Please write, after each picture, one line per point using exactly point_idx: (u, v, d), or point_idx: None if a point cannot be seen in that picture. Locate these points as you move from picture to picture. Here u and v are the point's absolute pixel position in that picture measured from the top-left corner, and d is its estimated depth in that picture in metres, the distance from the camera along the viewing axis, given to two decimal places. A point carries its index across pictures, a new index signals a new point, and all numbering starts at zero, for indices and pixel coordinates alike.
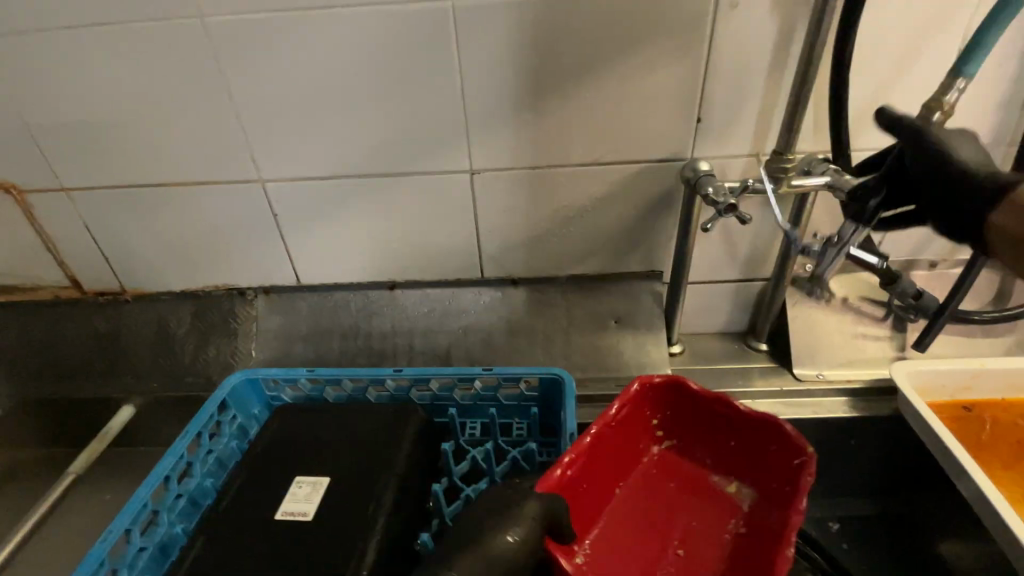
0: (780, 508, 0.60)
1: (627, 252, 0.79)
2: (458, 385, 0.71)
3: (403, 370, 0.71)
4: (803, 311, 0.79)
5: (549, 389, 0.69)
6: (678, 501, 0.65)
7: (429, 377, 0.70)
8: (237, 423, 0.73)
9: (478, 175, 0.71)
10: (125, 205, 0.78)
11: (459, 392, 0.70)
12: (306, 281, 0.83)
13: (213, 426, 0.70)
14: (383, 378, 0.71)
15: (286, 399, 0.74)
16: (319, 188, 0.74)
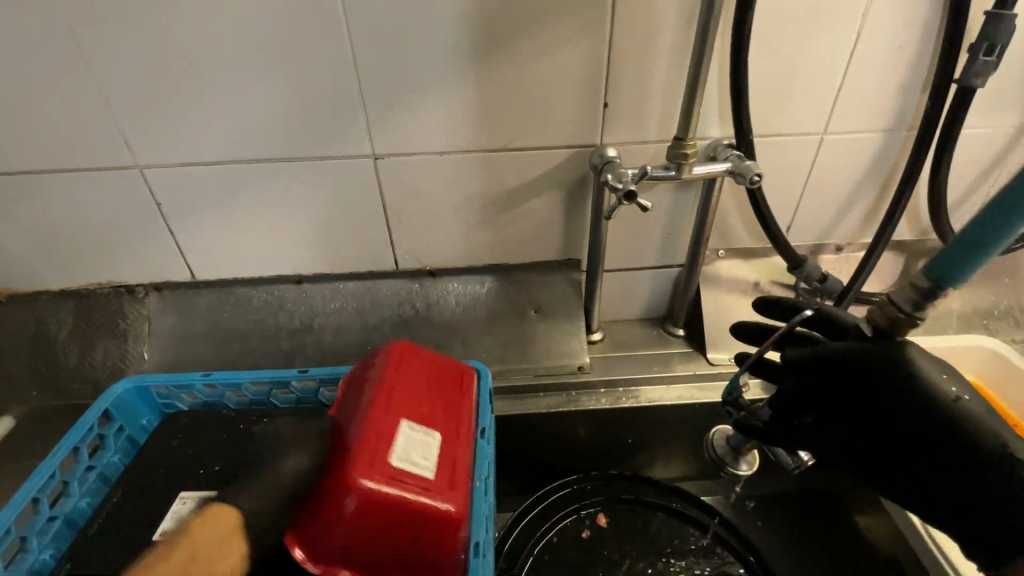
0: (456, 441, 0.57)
1: (544, 240, 0.77)
2: (274, 389, 0.69)
3: (214, 375, 0.69)
4: (717, 296, 0.80)
5: None
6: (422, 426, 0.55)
7: (240, 381, 0.68)
8: (125, 435, 0.67)
9: (381, 160, 0.67)
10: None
11: (276, 396, 0.69)
12: (203, 277, 0.78)
13: (94, 440, 0.64)
14: (192, 384, 0.69)
15: (182, 406, 0.70)
16: (208, 174, 0.68)
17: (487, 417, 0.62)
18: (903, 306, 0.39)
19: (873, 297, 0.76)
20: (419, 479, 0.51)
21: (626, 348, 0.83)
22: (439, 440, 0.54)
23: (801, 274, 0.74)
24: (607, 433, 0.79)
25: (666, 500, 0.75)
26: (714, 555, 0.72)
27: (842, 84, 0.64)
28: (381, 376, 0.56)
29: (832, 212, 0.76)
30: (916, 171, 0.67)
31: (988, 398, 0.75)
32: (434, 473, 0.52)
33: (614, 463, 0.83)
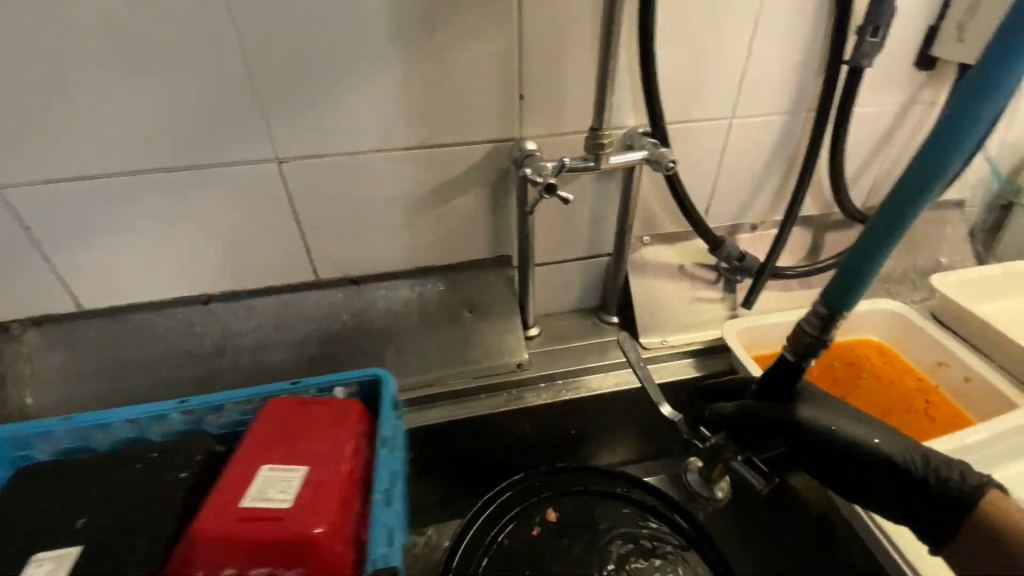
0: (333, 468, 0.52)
1: (472, 239, 0.75)
2: (154, 424, 0.60)
3: (76, 417, 0.58)
4: (646, 282, 0.81)
5: (368, 392, 0.64)
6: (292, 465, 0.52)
7: (111, 420, 0.58)
8: None
9: (287, 164, 0.62)
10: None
11: (157, 432, 0.60)
12: (92, 305, 0.69)
13: None
14: (50, 430, 0.57)
15: (42, 457, 0.58)
16: (83, 189, 0.60)
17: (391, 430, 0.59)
18: (809, 326, 0.41)
19: (788, 271, 0.81)
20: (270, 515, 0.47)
21: (563, 340, 0.83)
22: (304, 471, 0.51)
23: (721, 254, 0.77)
24: (550, 427, 0.79)
25: (614, 487, 0.76)
26: (662, 534, 0.73)
27: (746, 70, 0.67)
28: (251, 431, 0.56)
29: (745, 193, 0.79)
30: (816, 150, 0.71)
31: (891, 356, 0.79)
32: (290, 504, 0.48)
33: (560, 456, 0.83)
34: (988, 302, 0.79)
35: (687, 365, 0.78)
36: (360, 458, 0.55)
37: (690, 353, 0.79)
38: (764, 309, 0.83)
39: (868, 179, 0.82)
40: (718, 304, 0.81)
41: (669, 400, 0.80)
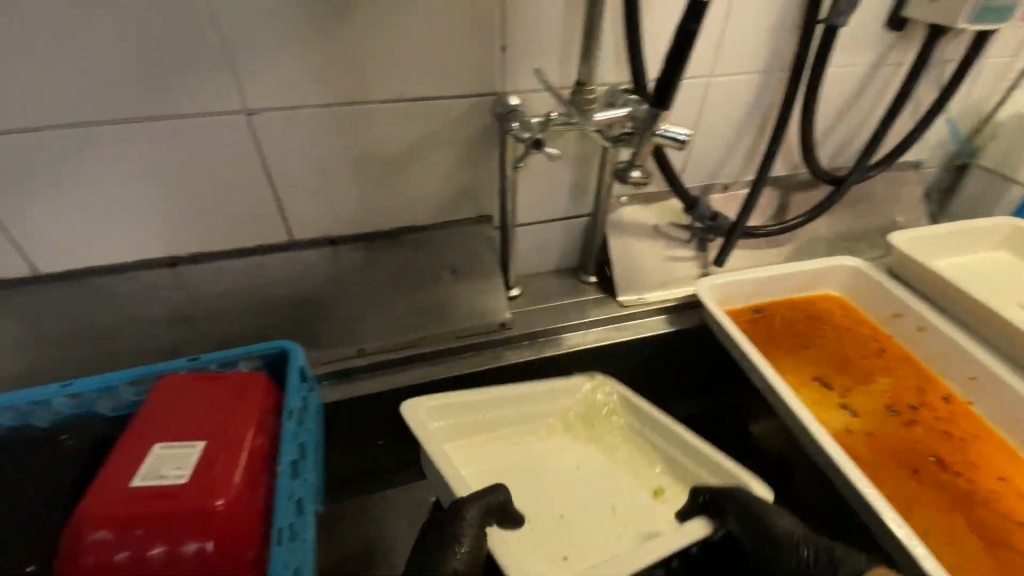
0: (244, 446, 0.49)
1: (452, 197, 0.74)
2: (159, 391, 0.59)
3: (75, 384, 0.57)
4: (624, 242, 0.82)
5: (275, 365, 0.62)
6: (225, 438, 0.49)
7: (114, 384, 0.58)
8: None
9: (257, 117, 0.59)
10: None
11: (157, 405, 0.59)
12: (46, 269, 0.65)
13: None
14: (50, 399, 0.57)
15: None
16: (30, 143, 0.55)
17: (297, 401, 0.56)
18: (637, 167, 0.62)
19: (758, 230, 0.83)
20: (165, 495, 0.43)
21: (544, 300, 0.83)
22: (202, 445, 0.47)
23: (695, 214, 0.79)
24: (528, 386, 0.79)
25: None
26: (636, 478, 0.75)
27: (723, 26, 0.67)
28: (144, 411, 0.51)
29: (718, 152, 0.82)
30: (789, 109, 0.72)
31: (851, 309, 0.85)
32: (186, 479, 0.44)
33: (539, 413, 0.83)
34: (939, 257, 0.85)
35: (661, 323, 0.82)
36: (265, 433, 0.52)
37: (663, 310, 0.82)
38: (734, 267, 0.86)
39: (837, 138, 0.85)
40: (692, 263, 0.84)
41: (644, 356, 0.82)
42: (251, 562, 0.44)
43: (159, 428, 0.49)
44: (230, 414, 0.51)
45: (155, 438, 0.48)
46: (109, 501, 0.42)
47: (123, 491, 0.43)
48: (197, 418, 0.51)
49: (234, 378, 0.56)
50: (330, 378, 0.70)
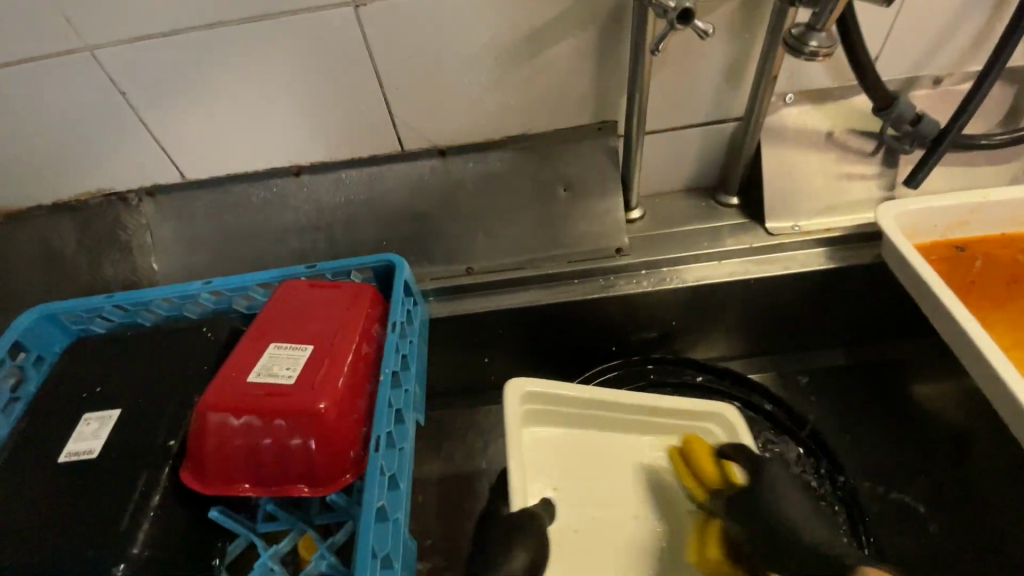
0: (347, 355, 0.49)
1: (572, 98, 0.65)
2: None
3: (215, 281, 0.63)
4: (781, 154, 0.67)
5: (384, 276, 0.62)
6: (333, 343, 0.50)
7: (245, 285, 0.63)
8: (115, 325, 0.65)
9: (363, 8, 0.56)
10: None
11: None
12: (194, 176, 0.70)
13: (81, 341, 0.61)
14: (196, 294, 0.63)
15: (99, 331, 0.65)
16: (164, 49, 0.57)
17: (400, 313, 0.56)
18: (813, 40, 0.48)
19: (978, 139, 0.62)
20: (277, 393, 0.45)
21: (671, 224, 0.72)
22: (311, 349, 0.49)
23: (890, 116, 0.60)
24: (645, 319, 0.71)
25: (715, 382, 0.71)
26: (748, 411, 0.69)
27: None
28: (265, 312, 0.54)
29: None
30: None
31: None
32: (294, 380, 0.46)
33: (656, 348, 0.76)
34: None
35: (820, 256, 0.67)
36: (368, 343, 0.53)
37: (824, 241, 0.67)
38: (934, 188, 0.67)
39: None
40: (873, 182, 0.66)
41: (792, 295, 0.69)
42: (354, 461, 0.46)
43: (276, 328, 0.51)
44: (340, 322, 0.52)
45: (272, 336, 0.50)
46: (228, 391, 0.45)
47: (241, 383, 0.45)
48: (309, 321, 0.52)
49: (346, 286, 0.56)
50: (436, 295, 0.69)
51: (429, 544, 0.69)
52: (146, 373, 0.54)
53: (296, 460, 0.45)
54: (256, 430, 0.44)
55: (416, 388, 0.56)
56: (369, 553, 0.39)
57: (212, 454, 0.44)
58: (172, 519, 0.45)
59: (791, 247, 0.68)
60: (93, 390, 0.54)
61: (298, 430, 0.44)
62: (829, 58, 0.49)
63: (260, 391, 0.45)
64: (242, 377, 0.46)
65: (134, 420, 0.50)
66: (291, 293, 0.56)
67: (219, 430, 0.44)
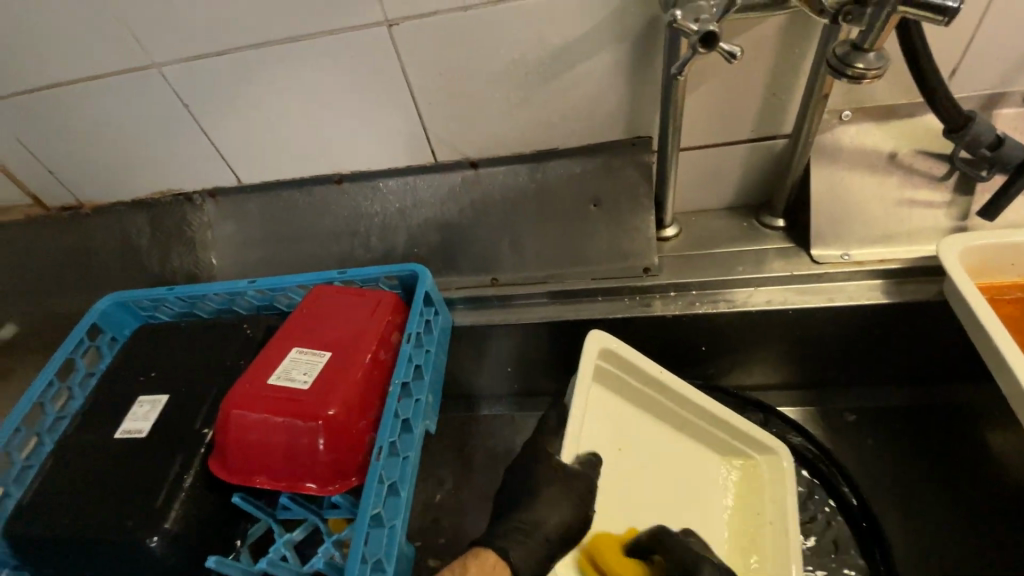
0: (363, 364, 0.52)
1: (606, 115, 0.63)
2: None
3: (259, 281, 0.68)
4: (833, 176, 0.62)
5: (409, 284, 0.64)
6: (351, 351, 0.53)
7: (285, 287, 0.67)
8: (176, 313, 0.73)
9: (397, 28, 0.57)
10: (26, 107, 0.70)
11: None
12: (249, 180, 0.76)
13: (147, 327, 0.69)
14: (243, 291, 0.68)
15: (163, 318, 0.73)
16: (219, 67, 0.62)
17: (416, 325, 0.57)
18: (859, 62, 0.45)
19: None
20: (292, 395, 0.48)
21: (707, 243, 0.69)
22: (329, 356, 0.52)
23: (961, 139, 0.55)
24: (673, 342, 0.69)
25: (746, 415, 0.68)
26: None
27: None
28: (292, 314, 0.57)
29: (1018, 43, 0.55)
30: None
31: None
32: (310, 384, 0.49)
33: (686, 371, 0.73)
34: None
35: (872, 289, 0.62)
36: (385, 351, 0.55)
37: (877, 272, 0.62)
38: (1014, 220, 0.60)
39: None
40: (939, 210, 0.61)
41: (838, 328, 0.64)
42: (359, 465, 0.49)
43: (301, 332, 0.55)
44: (360, 330, 0.55)
45: (297, 340, 0.54)
46: (250, 389, 0.49)
47: (262, 383, 0.49)
48: (332, 328, 0.55)
49: (372, 295, 0.59)
50: (462, 303, 0.71)
51: (442, 542, 0.71)
52: (192, 362, 0.60)
53: (305, 460, 0.48)
54: (271, 428, 0.47)
55: (429, 399, 0.58)
56: (359, 558, 0.42)
57: (230, 447, 0.48)
58: (198, 505, 0.50)
59: (839, 277, 0.63)
60: (149, 374, 0.60)
61: (309, 432, 0.47)
62: (878, 80, 0.46)
63: (278, 392, 0.48)
64: (265, 377, 0.50)
65: (177, 406, 0.55)
66: (321, 297, 0.59)
67: (237, 426, 0.48)
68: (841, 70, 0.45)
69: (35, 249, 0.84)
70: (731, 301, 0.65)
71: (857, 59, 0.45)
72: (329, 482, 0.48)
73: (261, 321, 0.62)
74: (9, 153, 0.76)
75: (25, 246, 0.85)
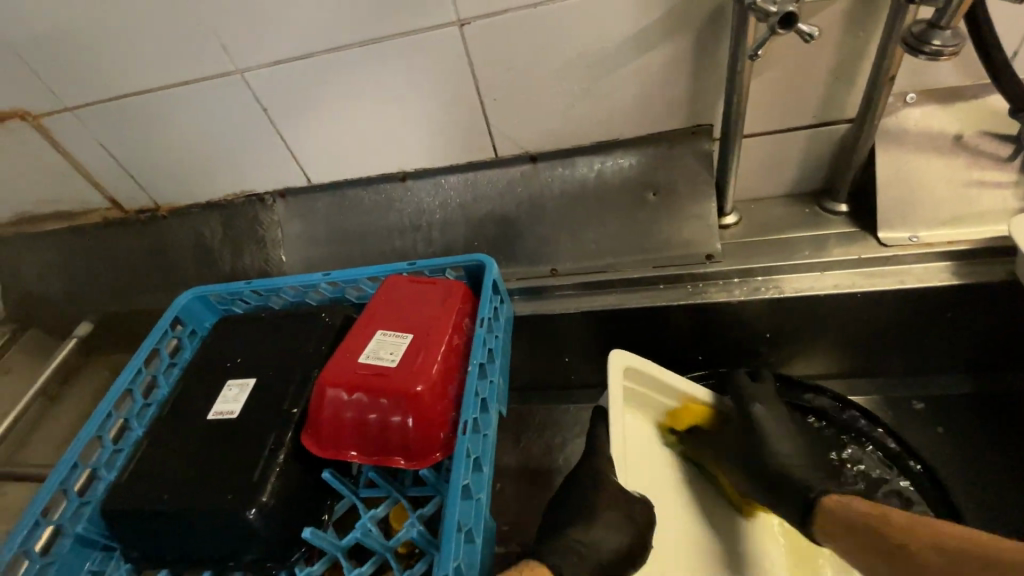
0: (443, 346, 0.54)
1: (666, 105, 0.65)
2: None
3: (332, 274, 0.71)
4: (898, 159, 0.62)
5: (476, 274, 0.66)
6: (431, 334, 0.55)
7: (356, 279, 0.70)
8: (250, 307, 0.76)
9: (467, 27, 0.60)
10: (116, 115, 0.75)
11: None
12: (316, 180, 0.79)
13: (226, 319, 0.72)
14: (316, 284, 0.72)
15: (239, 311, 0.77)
16: (298, 71, 0.66)
17: (488, 310, 0.59)
18: (936, 39, 0.45)
19: None
20: (381, 374, 0.51)
21: (766, 230, 0.70)
22: (411, 338, 0.54)
23: None
24: (735, 329, 0.69)
25: (813, 402, 0.67)
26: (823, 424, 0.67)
27: None
28: (371, 302, 0.60)
29: None
30: None
31: None
32: (396, 363, 0.51)
33: (746, 360, 0.73)
34: None
35: (942, 271, 0.61)
36: (461, 335, 0.57)
37: (947, 254, 0.61)
38: None
39: None
40: (1010, 190, 0.60)
41: (907, 312, 0.63)
42: (443, 442, 0.51)
43: (383, 316, 0.57)
44: (438, 314, 0.57)
45: (379, 323, 0.56)
46: (342, 369, 0.52)
47: (353, 363, 0.52)
48: (411, 312, 0.58)
49: (445, 281, 0.61)
50: (522, 294, 0.72)
51: (504, 531, 0.72)
52: (274, 349, 0.63)
53: (395, 436, 0.50)
54: (363, 405, 0.50)
55: (501, 381, 0.60)
56: (454, 526, 0.44)
57: (325, 423, 0.51)
58: (290, 480, 0.52)
59: (908, 260, 0.62)
60: (234, 361, 0.64)
61: (398, 410, 0.50)
62: (955, 57, 0.46)
63: (368, 371, 0.51)
64: (354, 358, 0.53)
65: (264, 389, 0.58)
66: (397, 284, 0.62)
67: (332, 403, 0.51)
68: (917, 47, 0.46)
69: (114, 251, 0.89)
70: (795, 286, 0.64)
71: (933, 36, 0.45)
72: (416, 457, 0.51)
73: (336, 310, 0.65)
74: (96, 161, 0.81)
75: (104, 249, 0.90)
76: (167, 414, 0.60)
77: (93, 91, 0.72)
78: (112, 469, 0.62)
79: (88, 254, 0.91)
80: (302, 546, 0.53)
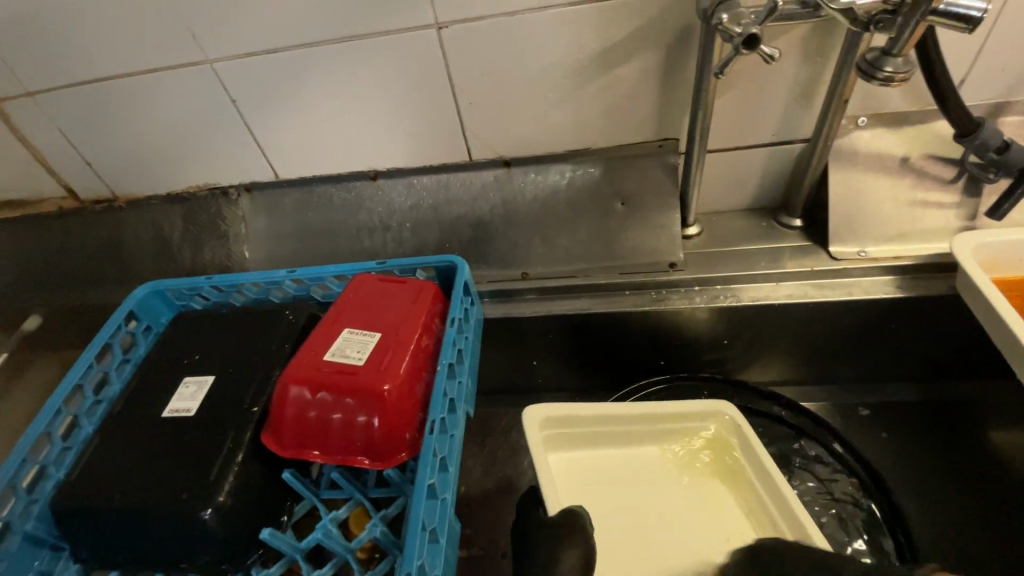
0: (411, 346, 0.54)
1: (637, 117, 0.67)
2: None
3: (297, 270, 0.70)
4: (849, 178, 0.66)
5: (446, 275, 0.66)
6: (399, 333, 0.54)
7: (323, 277, 0.69)
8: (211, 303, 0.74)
9: (445, 31, 0.61)
10: (73, 101, 0.72)
11: None
12: (284, 176, 0.78)
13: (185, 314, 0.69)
14: (280, 281, 0.70)
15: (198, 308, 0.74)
16: (270, 64, 0.65)
17: (458, 311, 0.59)
18: (887, 65, 0.49)
19: None
20: (347, 372, 0.50)
21: (728, 241, 0.73)
22: (379, 336, 0.54)
23: (972, 143, 0.59)
24: (697, 336, 0.71)
25: (768, 407, 0.70)
26: (778, 425, 0.69)
27: None
28: (339, 300, 0.60)
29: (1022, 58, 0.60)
30: None
31: None
32: (363, 361, 0.51)
33: (707, 366, 0.75)
34: None
35: (887, 284, 0.65)
36: (429, 336, 0.57)
37: (892, 269, 0.65)
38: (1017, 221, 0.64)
39: None
40: (949, 211, 0.65)
41: (855, 322, 0.67)
42: (409, 442, 0.51)
43: (351, 314, 0.57)
44: (407, 314, 0.57)
45: (347, 321, 0.56)
46: (308, 365, 0.51)
47: (319, 360, 0.51)
48: (381, 311, 0.57)
49: (414, 282, 0.61)
50: (492, 296, 0.73)
51: (469, 534, 0.71)
52: (235, 347, 0.61)
53: (359, 436, 0.50)
54: (327, 403, 0.50)
55: (469, 383, 0.60)
56: (419, 527, 0.43)
57: (288, 420, 0.51)
58: (248, 480, 0.51)
59: (856, 273, 0.66)
60: (192, 358, 0.61)
61: (363, 409, 0.50)
62: (904, 83, 0.50)
63: (334, 369, 0.51)
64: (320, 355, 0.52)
65: (223, 387, 0.57)
66: (367, 283, 0.62)
67: (295, 400, 0.50)
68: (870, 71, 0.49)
69: (66, 241, 0.85)
70: (754, 295, 0.67)
71: (884, 62, 0.49)
72: (380, 457, 0.50)
73: (302, 308, 0.64)
74: (48, 146, 0.78)
75: (56, 238, 0.86)
76: (118, 411, 0.57)
77: (49, 73, 0.69)
78: (62, 467, 0.58)
79: (37, 243, 0.86)
80: (259, 548, 0.52)
